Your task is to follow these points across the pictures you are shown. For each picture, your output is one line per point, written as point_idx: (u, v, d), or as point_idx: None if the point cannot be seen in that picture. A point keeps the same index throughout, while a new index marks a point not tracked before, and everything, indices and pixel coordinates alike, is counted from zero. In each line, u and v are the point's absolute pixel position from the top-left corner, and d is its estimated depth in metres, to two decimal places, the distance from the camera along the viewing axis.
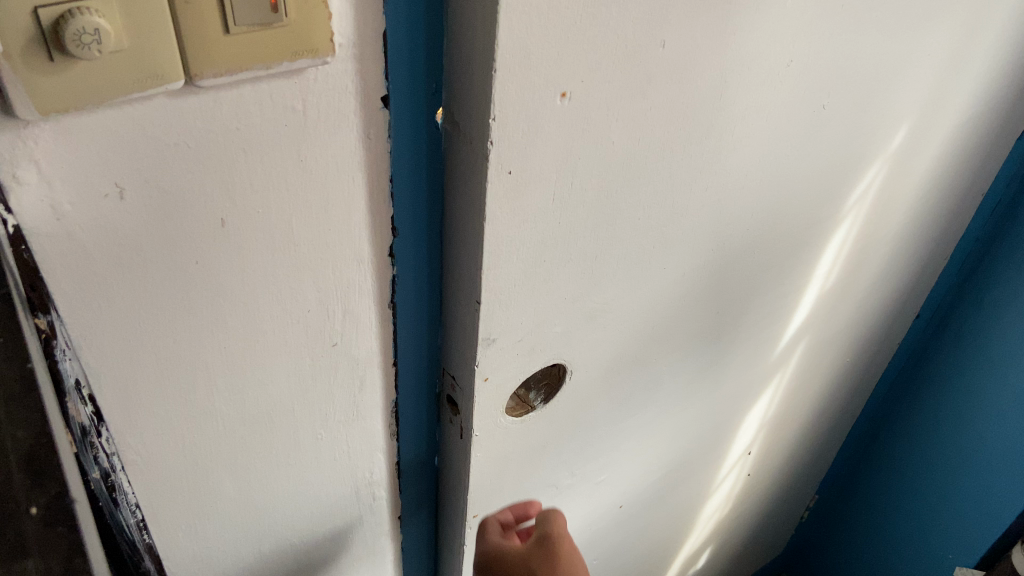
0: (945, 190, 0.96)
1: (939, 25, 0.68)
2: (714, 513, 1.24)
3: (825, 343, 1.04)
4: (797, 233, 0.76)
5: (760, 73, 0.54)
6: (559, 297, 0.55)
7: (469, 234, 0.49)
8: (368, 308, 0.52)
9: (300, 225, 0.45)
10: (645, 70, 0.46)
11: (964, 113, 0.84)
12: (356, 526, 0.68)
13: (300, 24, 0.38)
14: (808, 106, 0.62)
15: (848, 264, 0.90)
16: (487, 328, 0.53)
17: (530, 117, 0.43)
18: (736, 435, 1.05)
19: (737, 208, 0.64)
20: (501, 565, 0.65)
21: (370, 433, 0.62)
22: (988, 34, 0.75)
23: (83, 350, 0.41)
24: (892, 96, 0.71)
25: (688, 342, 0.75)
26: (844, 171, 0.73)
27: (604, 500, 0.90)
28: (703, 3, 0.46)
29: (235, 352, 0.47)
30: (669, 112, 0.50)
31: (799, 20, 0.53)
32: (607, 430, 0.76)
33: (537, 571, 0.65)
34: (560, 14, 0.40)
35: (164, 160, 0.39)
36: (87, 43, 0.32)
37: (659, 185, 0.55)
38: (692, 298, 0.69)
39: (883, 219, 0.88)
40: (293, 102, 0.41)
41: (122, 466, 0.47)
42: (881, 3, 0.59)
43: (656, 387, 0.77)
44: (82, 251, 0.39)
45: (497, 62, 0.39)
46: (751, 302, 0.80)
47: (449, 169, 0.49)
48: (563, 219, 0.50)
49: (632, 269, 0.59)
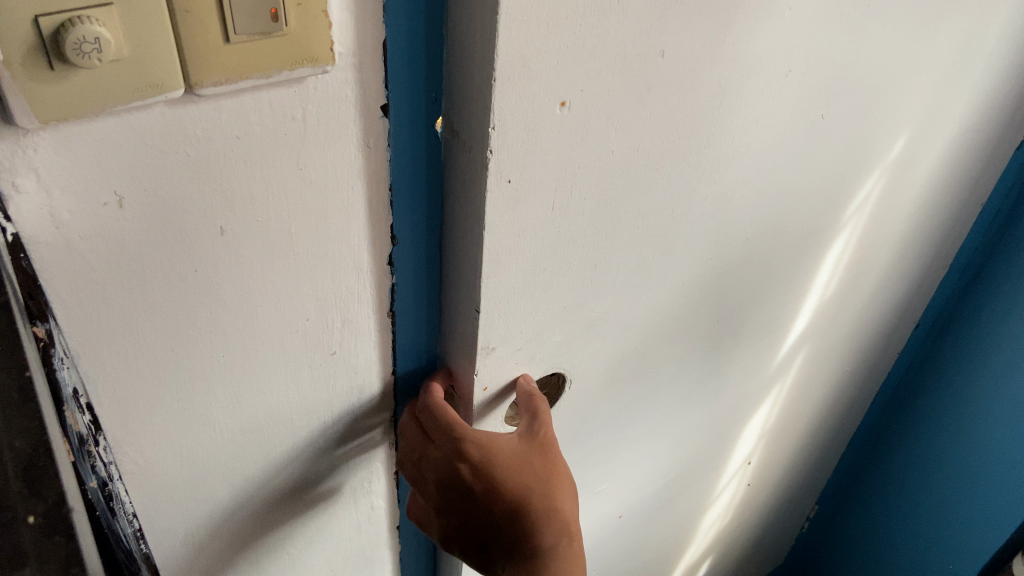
0: (930, 211, 1.07)
1: (933, 39, 0.77)
2: (714, 523, 1.34)
3: (822, 354, 1.14)
4: (795, 244, 0.85)
5: (759, 83, 0.62)
6: (557, 304, 0.61)
7: (469, 237, 0.53)
8: (367, 315, 0.56)
9: (299, 232, 0.48)
10: (645, 80, 0.52)
11: (960, 122, 0.94)
12: (352, 532, 0.70)
13: (300, 34, 0.40)
14: (808, 116, 0.70)
15: (847, 271, 1.00)
16: (486, 335, 0.57)
17: (529, 126, 0.47)
18: (736, 444, 1.15)
19: (737, 216, 0.73)
20: (502, 462, 0.60)
21: (369, 438, 0.64)
22: (981, 46, 0.85)
23: (80, 358, 0.43)
24: (891, 105, 0.81)
25: (689, 352, 0.84)
26: (844, 179, 0.83)
27: (605, 509, 0.99)
28: (699, 17, 0.52)
29: (235, 357, 0.50)
30: (668, 121, 0.56)
31: (796, 34, 0.61)
32: (609, 434, 0.83)
33: (535, 472, 0.61)
34: (559, 26, 0.44)
35: (164, 173, 0.40)
36: (87, 51, 0.33)
37: (655, 198, 0.61)
38: (692, 307, 0.78)
39: (882, 226, 0.99)
40: (293, 110, 0.43)
41: (119, 475, 0.49)
42: (877, 24, 0.68)
43: (655, 395, 0.85)
44: (80, 260, 0.40)
45: (496, 71, 0.43)
46: (749, 314, 0.89)
47: (448, 177, 0.53)
48: (562, 228, 0.56)
49: (631, 280, 0.67)
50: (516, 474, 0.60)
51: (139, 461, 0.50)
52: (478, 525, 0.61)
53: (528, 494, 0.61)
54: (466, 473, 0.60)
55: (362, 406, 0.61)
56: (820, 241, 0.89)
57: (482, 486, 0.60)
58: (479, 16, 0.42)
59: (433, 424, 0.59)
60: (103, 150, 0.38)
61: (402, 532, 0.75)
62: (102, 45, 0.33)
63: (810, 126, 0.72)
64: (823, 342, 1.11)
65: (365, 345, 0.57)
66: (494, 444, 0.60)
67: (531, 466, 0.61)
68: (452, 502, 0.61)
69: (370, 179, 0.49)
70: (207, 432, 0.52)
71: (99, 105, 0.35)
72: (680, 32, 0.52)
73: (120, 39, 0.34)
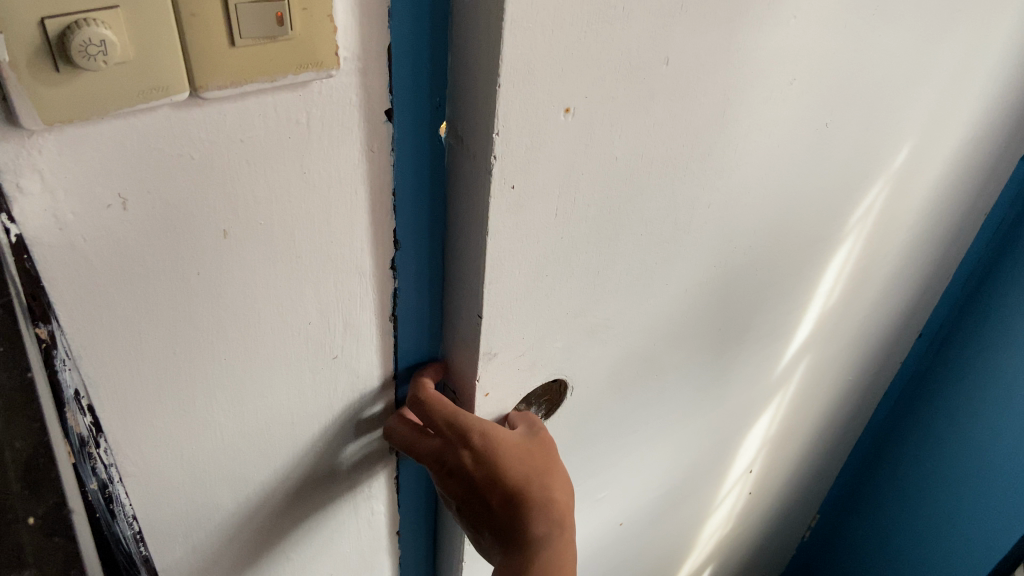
0: (933, 221, 1.07)
1: (938, 47, 0.77)
2: (715, 530, 1.33)
3: (824, 363, 1.14)
4: (797, 254, 0.85)
5: (764, 90, 0.62)
6: (560, 311, 0.61)
7: (471, 242, 0.53)
8: (368, 319, 0.55)
9: (301, 235, 0.48)
10: (649, 88, 0.52)
11: (963, 132, 0.94)
12: (352, 538, 0.70)
13: (305, 38, 0.40)
14: (813, 124, 0.70)
15: (849, 280, 0.99)
16: (489, 341, 0.57)
17: (533, 133, 0.47)
18: (738, 452, 1.15)
19: (740, 224, 0.73)
20: (505, 451, 0.59)
21: (368, 443, 0.64)
22: (985, 55, 0.85)
23: (82, 360, 0.43)
24: (895, 114, 0.81)
25: (691, 360, 0.84)
26: (847, 188, 0.83)
27: (605, 517, 0.98)
28: (704, 26, 0.52)
29: (236, 359, 0.50)
30: (671, 129, 0.56)
31: (800, 42, 0.61)
32: (610, 442, 0.83)
33: (536, 466, 0.60)
34: (564, 34, 0.44)
35: (168, 175, 0.40)
36: (93, 54, 0.33)
37: (657, 206, 0.61)
38: (694, 316, 0.78)
39: (886, 235, 0.98)
40: (297, 114, 0.43)
41: (120, 477, 0.49)
42: (881, 32, 0.68)
43: (657, 403, 0.85)
44: (83, 262, 0.40)
45: (502, 78, 0.43)
46: (751, 324, 0.89)
47: (451, 182, 0.53)
48: (565, 235, 0.56)
49: (633, 288, 0.67)
50: (518, 465, 0.59)
51: (139, 463, 0.50)
52: (478, 511, 0.60)
53: (529, 488, 0.59)
54: (469, 461, 0.59)
55: (363, 411, 0.61)
56: (823, 249, 0.89)
57: (483, 476, 0.59)
58: (484, 23, 0.43)
59: (435, 413, 0.58)
60: (107, 152, 0.38)
61: (402, 538, 0.75)
62: (107, 47, 0.33)
63: (814, 134, 0.72)
64: (825, 352, 1.11)
65: (366, 350, 0.57)
66: (499, 435, 0.59)
67: (532, 458, 0.61)
68: (453, 490, 0.60)
69: (373, 184, 0.49)
70: (208, 435, 0.52)
71: (104, 107, 0.36)
72: (685, 39, 0.52)
73: (125, 42, 0.34)
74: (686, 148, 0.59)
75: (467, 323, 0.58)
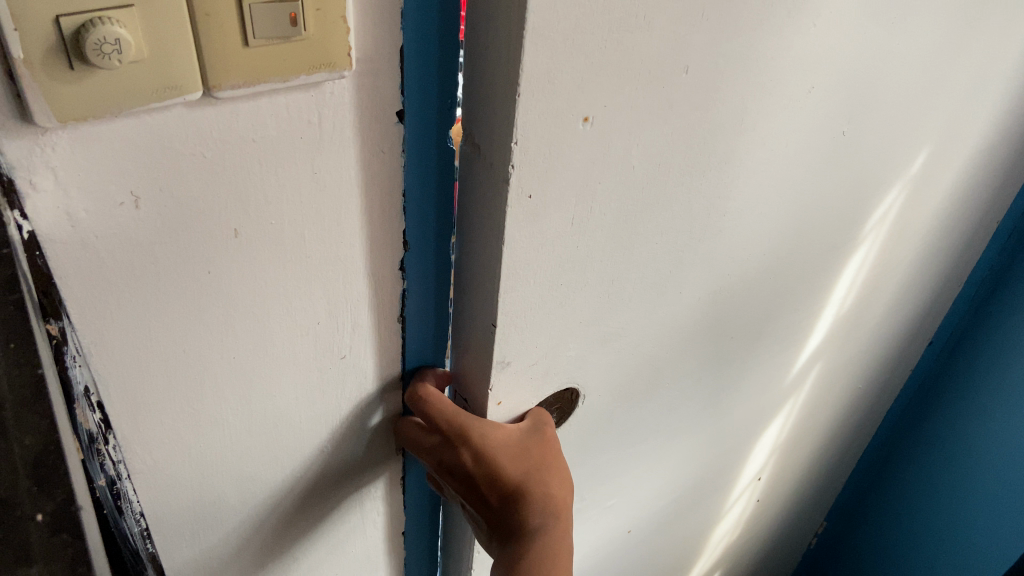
0: (947, 230, 1.06)
1: (958, 56, 0.77)
2: (724, 536, 1.32)
3: (835, 372, 1.13)
4: (809, 263, 0.84)
5: (783, 97, 0.61)
6: (573, 319, 0.61)
7: (483, 247, 0.53)
8: (377, 320, 0.56)
9: (311, 236, 0.48)
10: (667, 96, 0.52)
11: (980, 141, 0.94)
12: (358, 539, 0.70)
13: (318, 39, 0.40)
14: (830, 132, 0.70)
15: (863, 289, 0.99)
16: (502, 347, 0.57)
17: (551, 141, 0.47)
18: (748, 459, 1.14)
19: (755, 232, 0.72)
20: (500, 452, 0.59)
21: (375, 445, 0.64)
22: (1006, 62, 0.84)
23: (92, 357, 0.43)
24: (912, 122, 0.80)
25: (701, 369, 0.84)
26: (862, 195, 0.83)
27: (613, 526, 0.97)
28: (723, 35, 0.52)
29: (245, 358, 0.50)
30: (688, 138, 0.56)
31: (819, 51, 0.61)
32: (619, 450, 0.83)
33: (533, 465, 0.60)
34: (583, 42, 0.44)
35: (181, 173, 0.41)
36: (108, 53, 0.33)
37: (672, 215, 0.61)
38: (706, 325, 0.77)
39: (899, 244, 0.98)
40: (309, 115, 0.43)
41: (128, 474, 0.49)
42: (899, 41, 0.68)
43: (667, 411, 0.85)
44: (95, 259, 0.40)
45: (520, 85, 0.43)
46: (762, 332, 0.89)
47: (462, 186, 0.53)
48: (580, 243, 0.56)
49: (646, 296, 0.66)
50: (514, 466, 0.59)
51: (147, 460, 0.50)
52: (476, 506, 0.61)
53: (528, 485, 0.59)
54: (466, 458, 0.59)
55: (370, 411, 0.61)
56: (837, 258, 0.88)
57: (481, 474, 0.59)
58: (502, 30, 0.42)
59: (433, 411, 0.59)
60: (120, 150, 0.38)
61: (406, 539, 0.75)
62: (122, 46, 0.33)
63: (831, 142, 0.71)
64: (836, 360, 1.10)
65: (375, 352, 0.57)
66: (495, 433, 0.59)
67: (530, 456, 0.60)
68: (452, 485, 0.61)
69: (384, 185, 0.49)
70: (215, 433, 0.52)
71: (117, 105, 0.36)
72: (703, 49, 0.51)
73: (139, 41, 0.34)
74: (701, 159, 0.59)
75: (480, 326, 0.57)
